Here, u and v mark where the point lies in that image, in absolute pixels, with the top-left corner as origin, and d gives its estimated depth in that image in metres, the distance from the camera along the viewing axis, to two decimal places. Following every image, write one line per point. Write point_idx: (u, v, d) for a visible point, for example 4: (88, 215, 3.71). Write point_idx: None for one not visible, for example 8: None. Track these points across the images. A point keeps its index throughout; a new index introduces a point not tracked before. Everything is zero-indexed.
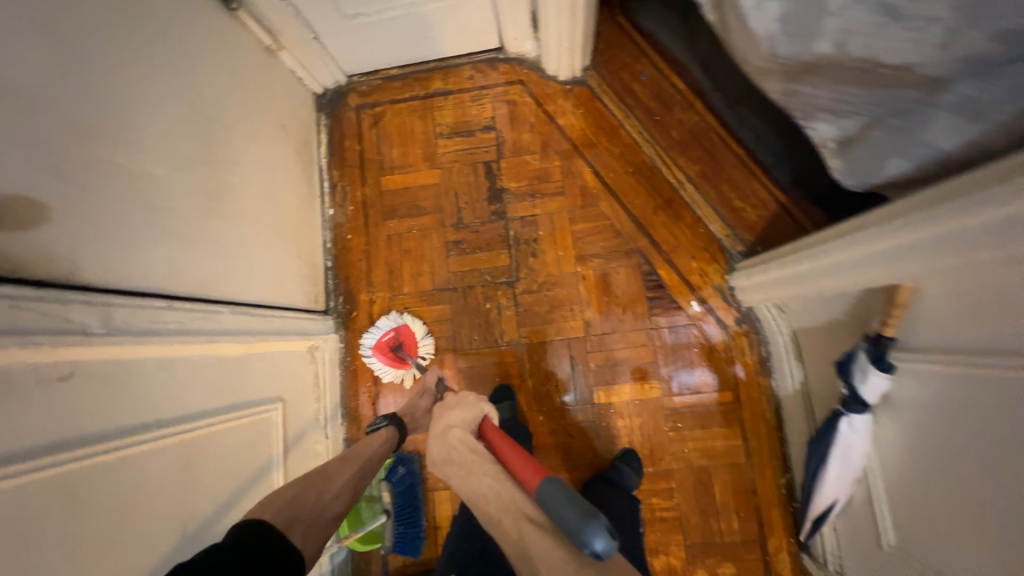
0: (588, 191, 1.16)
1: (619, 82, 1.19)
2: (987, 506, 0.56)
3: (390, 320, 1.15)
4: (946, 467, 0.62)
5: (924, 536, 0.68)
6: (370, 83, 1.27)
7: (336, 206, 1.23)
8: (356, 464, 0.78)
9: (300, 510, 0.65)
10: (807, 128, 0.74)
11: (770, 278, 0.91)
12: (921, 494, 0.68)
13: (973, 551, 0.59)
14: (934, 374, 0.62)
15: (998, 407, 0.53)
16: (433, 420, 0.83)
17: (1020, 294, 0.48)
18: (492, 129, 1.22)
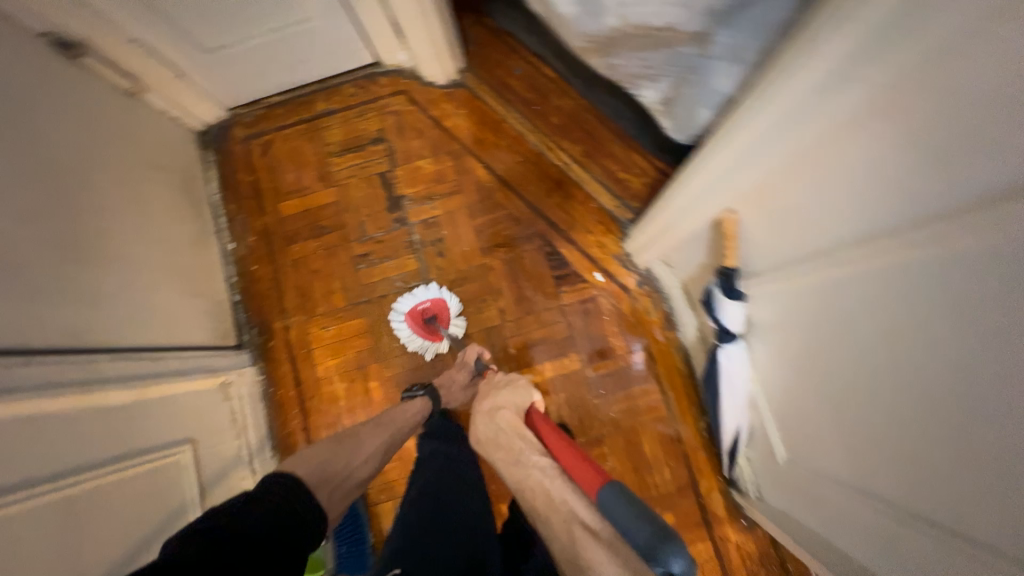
0: (483, 186, 1.21)
1: (496, 79, 1.24)
2: (858, 391, 0.60)
3: (428, 291, 1.12)
4: (817, 369, 0.67)
5: (801, 441, 0.75)
6: (254, 113, 1.28)
7: (236, 239, 1.22)
8: (386, 430, 0.89)
9: (328, 471, 0.76)
10: (638, 96, 0.80)
11: (648, 237, 0.98)
12: (802, 405, 0.73)
13: (857, 439, 0.62)
14: (788, 283, 0.68)
15: (847, 293, 0.58)
16: (485, 402, 0.92)
17: (842, 167, 0.54)
18: (382, 141, 1.25)
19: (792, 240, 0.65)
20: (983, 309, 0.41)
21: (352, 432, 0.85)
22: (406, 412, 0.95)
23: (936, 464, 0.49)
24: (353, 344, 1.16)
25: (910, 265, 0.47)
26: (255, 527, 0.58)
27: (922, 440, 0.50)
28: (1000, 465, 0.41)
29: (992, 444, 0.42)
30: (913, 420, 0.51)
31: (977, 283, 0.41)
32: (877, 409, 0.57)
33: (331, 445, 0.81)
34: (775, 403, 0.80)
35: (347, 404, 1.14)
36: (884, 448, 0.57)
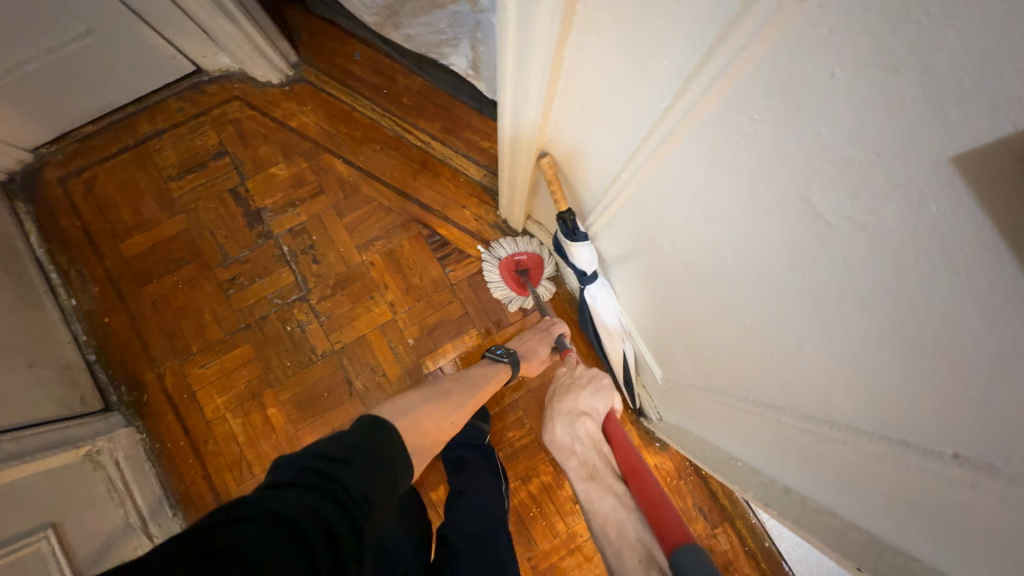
0: (348, 182, 1.16)
1: (335, 67, 1.18)
2: (692, 305, 0.61)
3: (529, 244, 1.09)
4: (665, 292, 0.68)
5: (665, 356, 0.80)
6: (66, 149, 1.13)
7: (78, 293, 1.08)
8: (471, 394, 0.84)
9: (421, 427, 0.71)
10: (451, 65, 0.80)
11: (507, 201, 1.00)
12: (667, 326, 0.74)
13: (707, 352, 0.64)
14: (621, 211, 0.66)
15: (658, 212, 0.57)
16: (565, 402, 0.89)
17: (610, 93, 0.50)
18: (226, 154, 1.15)
19: (591, 175, 0.67)
20: (721, 198, 0.43)
21: (445, 392, 0.80)
22: (488, 377, 0.90)
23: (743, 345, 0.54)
24: (240, 375, 1.08)
25: (667, 173, 0.50)
26: (355, 484, 0.49)
27: (729, 329, 0.55)
28: (776, 329, 0.45)
29: (765, 312, 0.46)
30: (717, 313, 0.55)
31: (710, 174, 0.43)
32: (693, 311, 0.62)
33: (426, 402, 0.75)
34: (640, 325, 0.85)
35: (247, 439, 1.06)
36: (711, 343, 0.61)
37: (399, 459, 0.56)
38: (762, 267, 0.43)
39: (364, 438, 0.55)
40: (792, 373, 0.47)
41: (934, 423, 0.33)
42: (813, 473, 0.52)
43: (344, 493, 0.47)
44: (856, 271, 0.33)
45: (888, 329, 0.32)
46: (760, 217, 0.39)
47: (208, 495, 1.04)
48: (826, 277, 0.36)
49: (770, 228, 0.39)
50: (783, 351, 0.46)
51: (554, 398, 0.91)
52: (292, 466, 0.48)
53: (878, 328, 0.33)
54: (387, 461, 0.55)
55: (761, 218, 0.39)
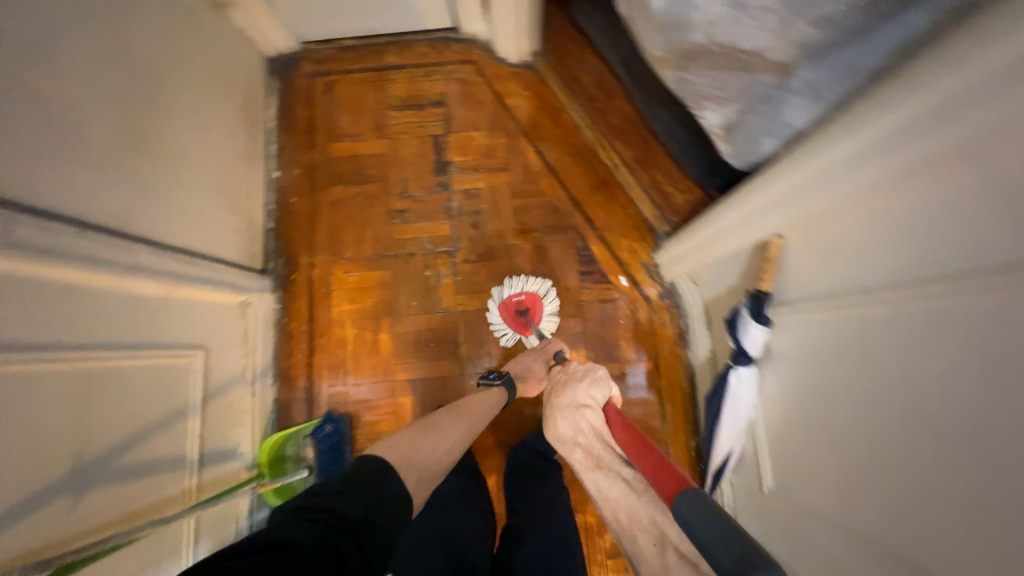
0: (531, 170, 1.22)
1: (565, 69, 1.26)
2: (849, 434, 0.63)
3: (523, 282, 1.14)
4: (817, 407, 0.70)
5: (790, 473, 0.76)
6: (325, 51, 1.29)
7: (282, 168, 1.24)
8: (465, 420, 0.87)
9: (416, 458, 0.73)
10: (699, 117, 0.83)
11: (685, 250, 1.01)
12: (799, 439, 0.75)
13: (841, 482, 0.64)
14: (813, 322, 0.68)
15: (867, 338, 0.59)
16: (562, 396, 0.88)
17: (897, 219, 0.54)
18: (442, 105, 1.26)
19: (828, 270, 0.65)
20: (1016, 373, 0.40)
21: (435, 422, 0.82)
22: (485, 402, 0.94)
23: (925, 511, 0.50)
24: (372, 293, 1.18)
25: (941, 313, 0.48)
26: (349, 507, 0.57)
27: (920, 490, 0.51)
28: (997, 521, 0.42)
29: (994, 501, 0.42)
30: (912, 468, 0.52)
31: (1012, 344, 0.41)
32: (873, 450, 0.58)
33: (418, 434, 0.78)
34: (773, 429, 0.81)
35: (354, 350, 1.15)
36: (876, 491, 0.58)
37: (398, 490, 0.64)
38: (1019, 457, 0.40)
39: (350, 469, 0.64)
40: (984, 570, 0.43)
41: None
42: None
43: (347, 524, 0.55)
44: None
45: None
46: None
47: (302, 380, 1.14)
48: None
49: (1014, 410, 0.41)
50: (988, 541, 0.43)
51: (550, 396, 0.90)
52: (296, 500, 0.57)
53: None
54: (387, 492, 0.63)
55: None
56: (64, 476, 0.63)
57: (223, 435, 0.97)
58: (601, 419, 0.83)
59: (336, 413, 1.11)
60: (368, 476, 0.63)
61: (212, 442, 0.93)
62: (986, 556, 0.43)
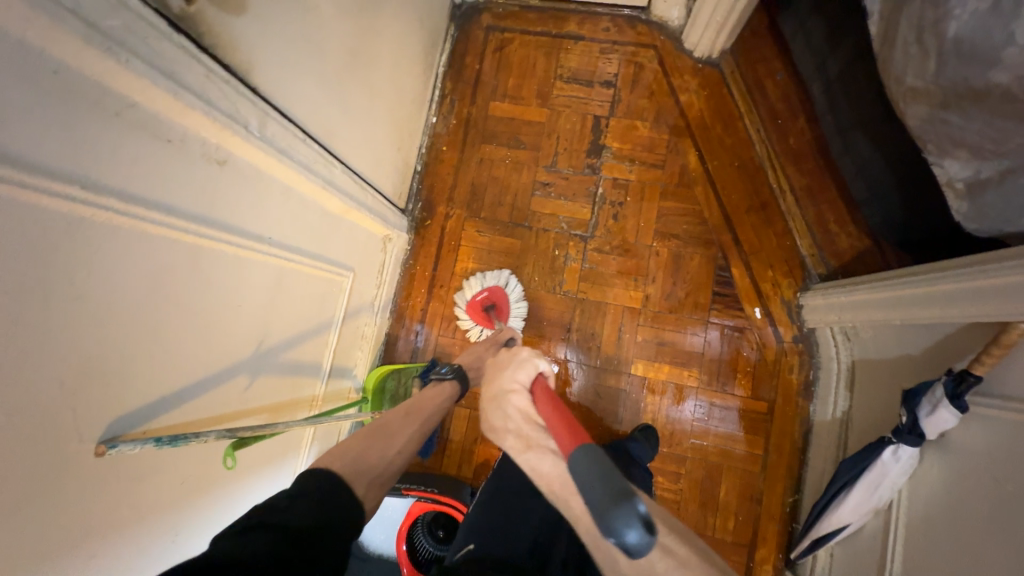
0: (688, 175, 1.16)
1: (752, 76, 1.17)
2: (1005, 546, 0.59)
3: (483, 279, 1.13)
4: (980, 509, 0.64)
5: (918, 564, 0.72)
6: (507, 7, 1.27)
7: (440, 116, 1.25)
8: (419, 419, 0.74)
9: (364, 464, 0.61)
10: (932, 165, 0.73)
11: (855, 300, 0.92)
12: (940, 535, 0.70)
13: None
14: (1007, 421, 0.63)
15: None
16: (491, 386, 0.70)
17: None
18: (611, 86, 1.21)
19: None
20: None
21: (385, 421, 0.69)
22: (436, 396, 0.80)
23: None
24: (497, 258, 1.19)
25: None
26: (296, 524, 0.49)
27: None
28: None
29: None
30: None
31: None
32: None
33: (362, 433, 0.66)
34: (928, 520, 0.73)
35: None
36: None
37: (353, 503, 0.56)
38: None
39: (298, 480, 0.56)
40: None
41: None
42: None
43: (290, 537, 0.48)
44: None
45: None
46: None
47: (415, 324, 1.18)
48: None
49: None
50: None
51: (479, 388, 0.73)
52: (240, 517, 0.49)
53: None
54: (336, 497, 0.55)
55: None
56: (246, 360, 0.69)
57: (347, 355, 1.03)
58: (529, 402, 0.65)
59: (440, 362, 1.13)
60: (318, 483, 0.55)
61: (339, 360, 0.99)
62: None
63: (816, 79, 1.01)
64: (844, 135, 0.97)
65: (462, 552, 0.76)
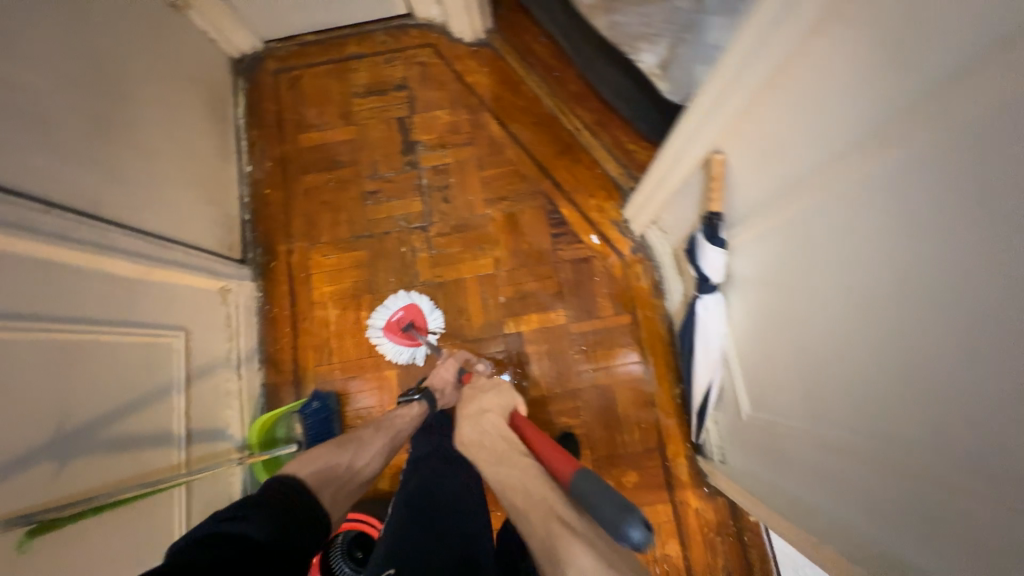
0: (496, 142, 1.25)
1: (520, 43, 1.30)
2: (806, 338, 0.64)
3: (397, 300, 1.13)
4: (778, 321, 0.70)
5: (762, 391, 0.78)
6: (287, 49, 1.34)
7: (254, 162, 1.27)
8: (387, 435, 0.90)
9: (332, 475, 0.78)
10: (637, 62, 0.84)
11: (646, 197, 1.00)
12: (767, 359, 0.75)
13: (808, 384, 0.66)
14: (757, 236, 0.70)
15: (796, 239, 0.62)
16: (469, 405, 0.86)
17: (777, 130, 0.60)
18: (405, 88, 1.29)
19: (756, 184, 0.67)
20: (934, 219, 0.42)
21: (356, 436, 0.86)
22: (406, 417, 0.95)
23: (880, 376, 0.51)
24: (350, 273, 1.20)
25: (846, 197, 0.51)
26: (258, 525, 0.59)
27: (875, 369, 0.52)
28: (942, 368, 0.43)
29: (934, 343, 0.44)
30: (858, 351, 0.54)
31: (920, 189, 0.42)
32: (846, 340, 0.56)
33: (336, 445, 0.83)
34: (751, 352, 0.80)
35: (338, 331, 1.17)
36: (852, 380, 0.56)
37: (314, 506, 0.69)
38: (951, 288, 0.41)
39: (257, 495, 0.66)
40: (925, 417, 0.46)
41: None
42: (913, 535, 0.49)
43: (252, 538, 0.57)
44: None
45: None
46: (967, 244, 0.39)
47: (290, 364, 1.16)
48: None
49: (936, 265, 0.42)
50: (936, 386, 0.44)
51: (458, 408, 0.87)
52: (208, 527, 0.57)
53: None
54: (297, 516, 0.65)
55: (973, 237, 0.38)
56: (42, 444, 0.64)
57: (211, 416, 0.98)
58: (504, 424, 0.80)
59: (323, 391, 1.12)
60: (273, 494, 0.66)
61: (199, 422, 0.95)
62: (930, 395, 0.45)
63: (557, 30, 1.14)
64: (593, 67, 1.10)
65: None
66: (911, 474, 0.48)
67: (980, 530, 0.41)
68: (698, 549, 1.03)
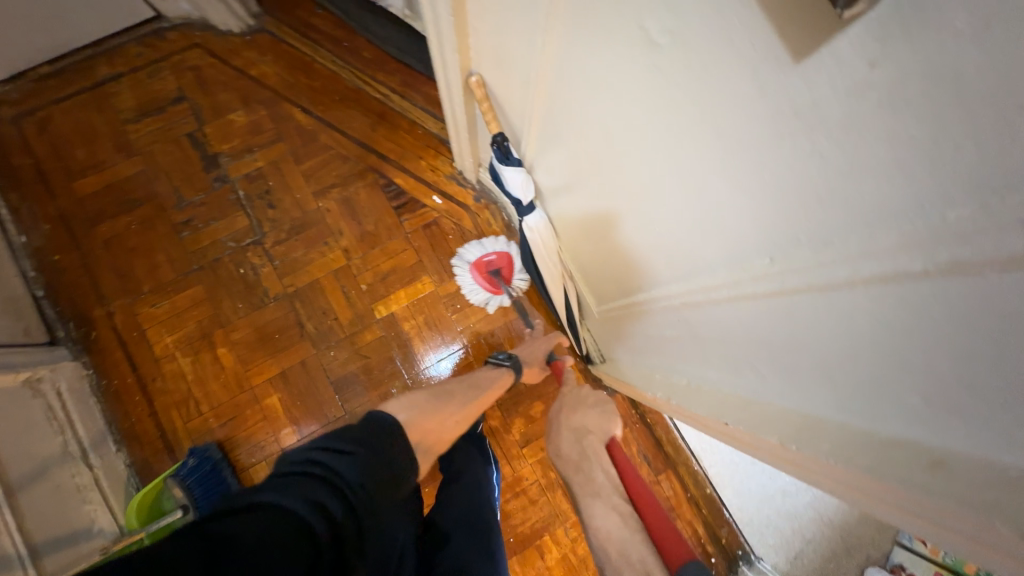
0: (307, 131, 1.17)
1: (297, 20, 1.20)
2: (610, 224, 0.66)
3: (495, 244, 1.12)
4: (591, 217, 0.72)
5: (603, 287, 0.83)
6: (22, 89, 1.13)
7: (27, 229, 1.08)
8: (474, 393, 0.87)
9: (427, 427, 0.74)
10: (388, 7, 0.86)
11: (457, 141, 0.99)
12: (599, 258, 0.78)
13: (628, 267, 0.68)
14: (544, 142, 0.72)
15: (566, 132, 0.62)
16: (573, 417, 0.92)
17: (497, 39, 0.61)
18: (184, 99, 1.15)
19: (518, 93, 0.67)
20: (600, 71, 0.45)
21: (451, 392, 0.84)
22: (491, 376, 0.93)
23: (655, 234, 0.53)
24: (191, 315, 1.08)
25: (568, 75, 0.52)
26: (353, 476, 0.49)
27: (637, 223, 0.57)
28: (677, 206, 0.45)
29: (647, 182, 0.48)
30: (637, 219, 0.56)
31: (584, 48, 0.45)
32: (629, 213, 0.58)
33: (435, 399, 0.80)
34: (586, 256, 0.83)
35: (197, 379, 1.07)
36: (644, 248, 0.59)
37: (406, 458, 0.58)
38: (633, 128, 0.45)
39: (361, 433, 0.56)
40: (669, 249, 0.52)
41: (747, 236, 0.37)
42: (699, 355, 0.56)
43: (348, 487, 0.48)
44: (691, 105, 0.35)
45: (708, 147, 0.36)
46: (637, 84, 0.40)
47: (154, 433, 1.04)
48: (669, 111, 0.38)
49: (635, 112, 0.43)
50: (662, 218, 0.49)
51: (562, 413, 0.95)
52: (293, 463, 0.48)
53: (706, 149, 0.36)
54: (392, 465, 0.55)
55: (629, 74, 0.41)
56: None
57: (61, 520, 0.86)
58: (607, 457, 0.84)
59: (199, 445, 1.02)
60: (373, 438, 0.56)
61: (45, 531, 0.82)
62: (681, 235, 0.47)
63: None
64: None
65: None
66: (677, 303, 0.55)
67: (743, 334, 0.45)
68: None
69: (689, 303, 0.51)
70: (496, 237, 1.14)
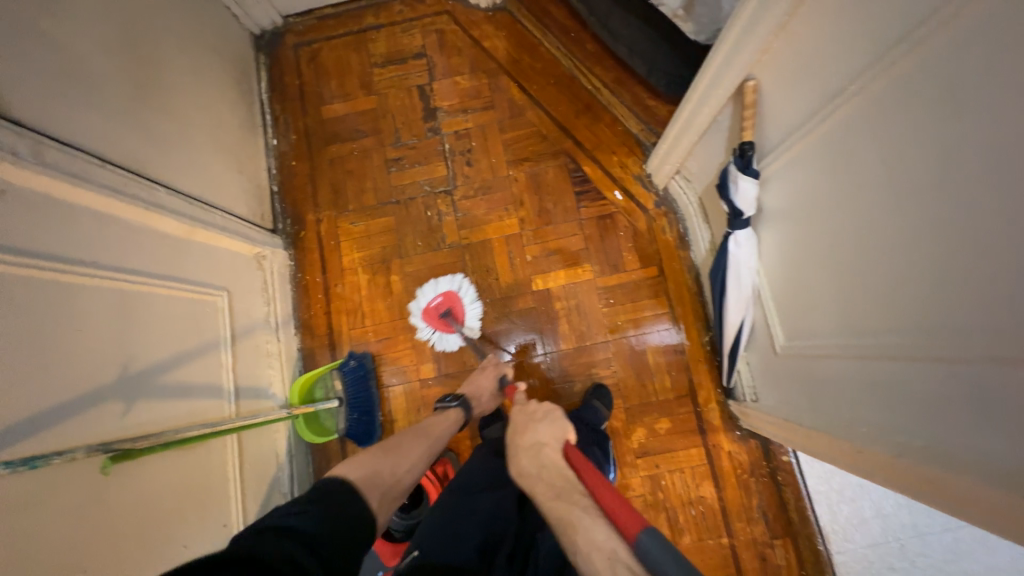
0: (516, 105, 1.26)
1: (535, 6, 1.30)
2: (849, 264, 0.65)
3: (438, 285, 1.14)
4: (819, 254, 0.70)
5: (796, 321, 0.80)
6: (306, 23, 1.36)
7: (280, 136, 1.30)
8: (428, 439, 0.80)
9: (378, 478, 0.66)
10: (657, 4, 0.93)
11: (670, 144, 1.03)
12: (805, 296, 0.76)
13: (852, 312, 0.66)
14: (791, 168, 0.72)
15: (838, 161, 0.62)
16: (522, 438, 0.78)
17: (815, 47, 0.61)
18: (423, 56, 1.31)
19: (795, 108, 0.68)
20: (979, 95, 0.43)
21: (398, 442, 0.76)
22: (444, 421, 0.87)
23: (934, 284, 0.52)
24: (379, 239, 1.22)
25: (894, 103, 0.52)
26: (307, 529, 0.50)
27: (924, 262, 0.52)
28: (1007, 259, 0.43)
29: (991, 219, 0.44)
30: (908, 265, 0.54)
31: (967, 66, 0.43)
32: (898, 260, 0.56)
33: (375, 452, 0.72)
34: (785, 288, 0.81)
35: (368, 294, 1.20)
36: (900, 297, 0.57)
37: (364, 508, 0.59)
38: (990, 164, 0.43)
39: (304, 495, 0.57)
40: (981, 294, 0.46)
41: None
42: (976, 425, 0.49)
43: (315, 539, 0.50)
44: None
45: None
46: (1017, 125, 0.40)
47: (324, 329, 1.19)
48: None
49: (992, 156, 0.43)
50: (994, 261, 0.44)
51: (513, 437, 0.80)
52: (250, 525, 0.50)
53: None
54: (355, 514, 0.57)
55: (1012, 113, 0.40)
56: (113, 389, 0.68)
57: (255, 374, 1.02)
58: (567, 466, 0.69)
59: (358, 351, 1.15)
60: (327, 492, 0.58)
61: (245, 380, 0.99)
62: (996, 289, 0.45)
63: None
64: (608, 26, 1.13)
65: (408, 561, 0.73)
66: (957, 360, 0.49)
67: None
68: (734, 489, 1.05)
69: (972, 361, 0.48)
70: (445, 276, 1.16)
